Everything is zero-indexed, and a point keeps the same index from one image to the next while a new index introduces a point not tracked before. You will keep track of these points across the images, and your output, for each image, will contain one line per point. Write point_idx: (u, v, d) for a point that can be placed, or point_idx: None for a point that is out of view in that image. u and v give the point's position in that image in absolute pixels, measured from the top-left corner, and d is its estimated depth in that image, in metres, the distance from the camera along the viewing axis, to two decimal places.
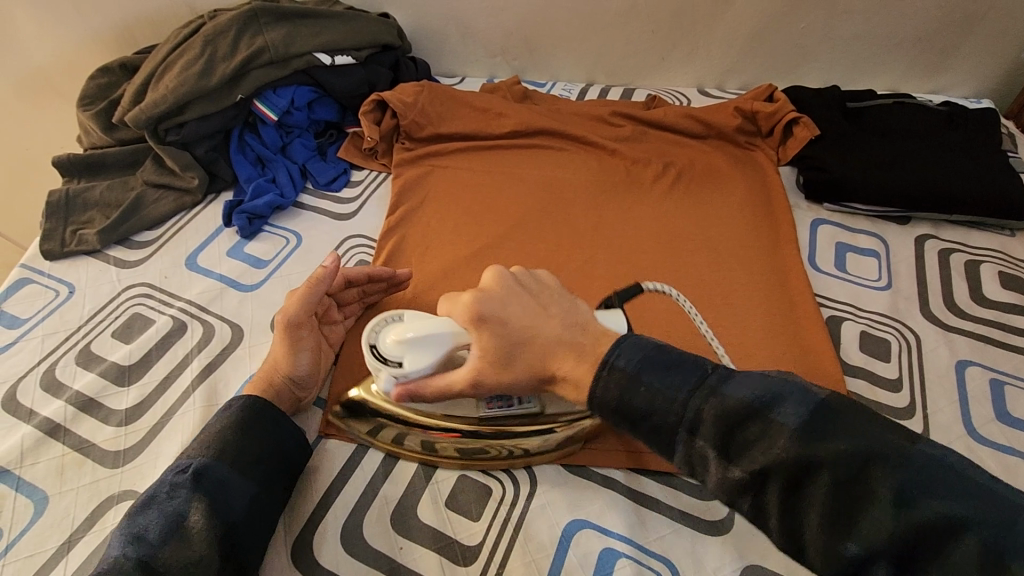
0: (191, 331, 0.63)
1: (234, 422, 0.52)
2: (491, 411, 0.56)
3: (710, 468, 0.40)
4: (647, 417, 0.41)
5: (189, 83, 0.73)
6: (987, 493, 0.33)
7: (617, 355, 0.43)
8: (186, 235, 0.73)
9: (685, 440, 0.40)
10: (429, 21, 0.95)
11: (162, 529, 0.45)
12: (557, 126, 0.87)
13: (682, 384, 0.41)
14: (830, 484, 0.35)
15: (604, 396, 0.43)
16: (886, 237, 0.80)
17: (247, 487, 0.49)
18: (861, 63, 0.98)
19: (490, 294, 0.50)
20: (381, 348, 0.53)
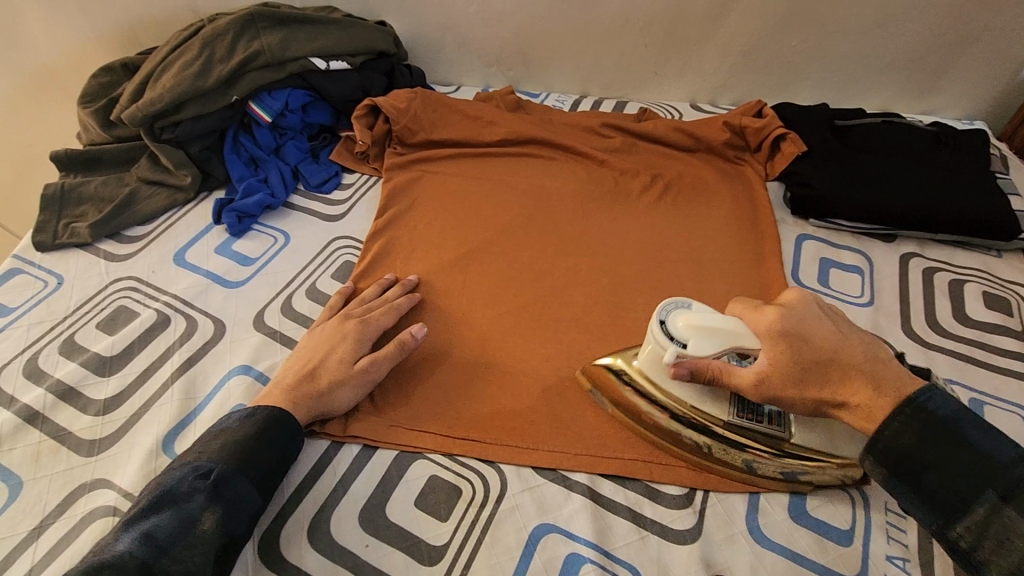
0: (174, 325, 0.64)
1: (256, 433, 0.52)
2: (739, 419, 0.55)
3: (1008, 542, 0.41)
4: (964, 485, 0.44)
5: (186, 84, 0.75)
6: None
7: (927, 401, 0.46)
8: (177, 231, 0.74)
9: (985, 502, 0.43)
10: (426, 31, 0.97)
11: (174, 529, 0.45)
12: (547, 136, 0.88)
13: (995, 452, 0.43)
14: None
15: (891, 443, 0.46)
16: (870, 254, 0.81)
17: (255, 501, 0.49)
18: (853, 82, 0.99)
19: (794, 311, 0.51)
20: (670, 326, 0.53)
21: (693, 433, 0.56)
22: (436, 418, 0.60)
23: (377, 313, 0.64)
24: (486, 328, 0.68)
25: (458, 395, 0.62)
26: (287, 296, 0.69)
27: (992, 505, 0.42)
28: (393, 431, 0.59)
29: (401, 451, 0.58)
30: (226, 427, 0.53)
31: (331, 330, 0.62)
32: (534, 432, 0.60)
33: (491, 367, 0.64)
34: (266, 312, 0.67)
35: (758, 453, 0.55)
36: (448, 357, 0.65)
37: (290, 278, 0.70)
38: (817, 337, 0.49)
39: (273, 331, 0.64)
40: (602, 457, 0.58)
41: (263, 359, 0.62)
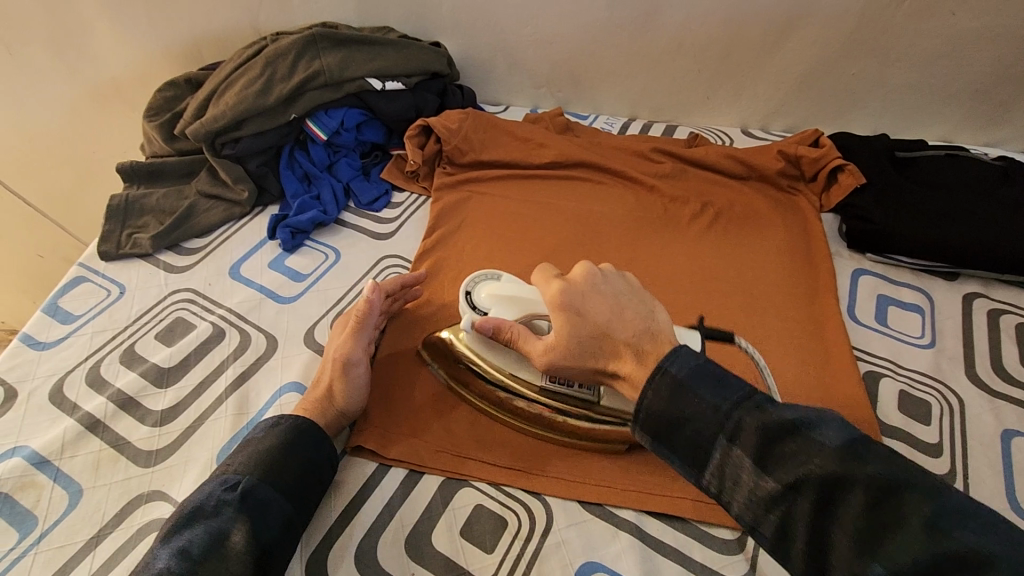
0: (228, 339, 0.66)
1: (281, 444, 0.52)
2: (552, 386, 0.58)
3: (745, 482, 0.42)
4: (704, 435, 0.44)
5: (248, 101, 0.77)
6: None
7: (670, 362, 0.46)
8: (232, 244, 0.76)
9: (723, 450, 0.43)
10: (479, 51, 0.97)
11: (206, 543, 0.45)
12: (597, 160, 0.87)
13: (728, 396, 0.44)
14: (855, 508, 0.37)
15: (651, 403, 0.46)
16: (931, 293, 0.78)
17: (285, 509, 0.49)
18: (912, 112, 0.96)
19: (574, 287, 0.52)
20: (473, 296, 0.59)
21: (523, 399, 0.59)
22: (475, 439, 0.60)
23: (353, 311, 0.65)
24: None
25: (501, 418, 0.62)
26: (336, 314, 0.69)
27: (726, 450, 0.43)
28: (439, 456, 0.58)
29: (447, 478, 0.57)
30: (249, 442, 0.53)
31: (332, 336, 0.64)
32: (577, 462, 0.58)
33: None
34: (316, 329, 0.67)
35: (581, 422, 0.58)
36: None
37: (339, 295, 0.71)
38: (591, 310, 0.51)
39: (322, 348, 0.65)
40: (652, 494, 0.56)
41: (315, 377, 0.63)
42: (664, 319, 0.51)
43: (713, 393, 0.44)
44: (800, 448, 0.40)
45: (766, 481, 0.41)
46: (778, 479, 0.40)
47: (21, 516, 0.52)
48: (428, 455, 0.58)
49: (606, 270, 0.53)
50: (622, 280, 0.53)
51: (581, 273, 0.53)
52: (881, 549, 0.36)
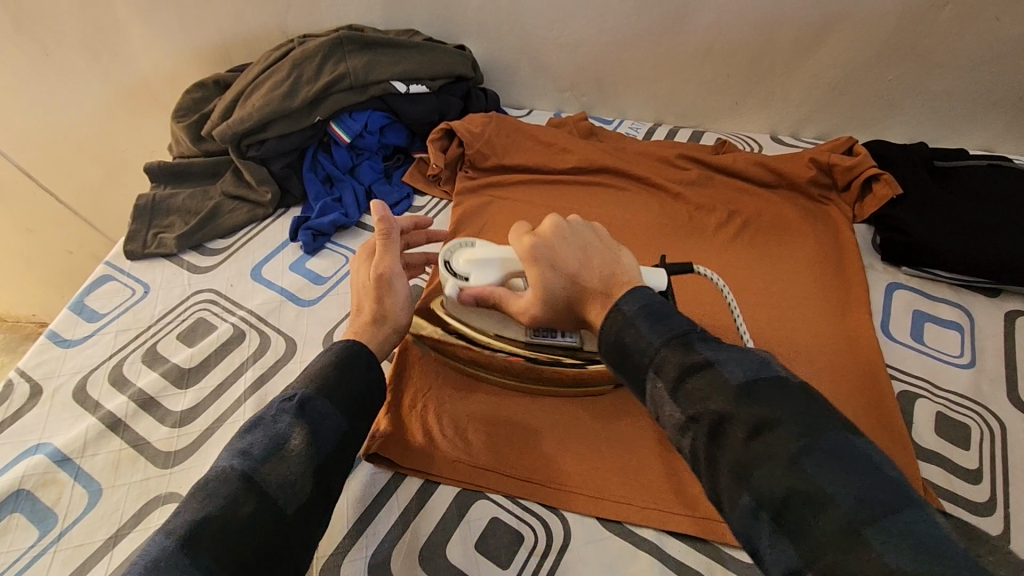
0: (249, 340, 0.66)
1: (334, 361, 0.51)
2: (539, 337, 0.60)
3: (665, 411, 0.42)
4: (638, 364, 0.45)
5: (274, 104, 0.77)
6: (896, 487, 0.34)
7: (624, 302, 0.48)
8: (255, 245, 0.76)
9: (650, 379, 0.44)
10: (504, 55, 0.96)
11: (266, 446, 0.44)
12: (622, 166, 0.86)
13: (664, 330, 0.45)
14: (741, 438, 0.38)
15: (605, 332, 0.48)
16: (971, 309, 0.74)
17: (341, 423, 0.48)
18: (951, 120, 0.93)
19: (544, 241, 0.55)
20: (452, 264, 0.61)
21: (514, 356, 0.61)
22: (496, 444, 0.59)
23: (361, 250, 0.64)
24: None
25: (522, 426, 0.61)
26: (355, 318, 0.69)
27: (653, 379, 0.44)
28: (454, 466, 0.57)
29: (463, 490, 0.57)
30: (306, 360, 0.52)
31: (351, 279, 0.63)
32: (598, 474, 0.57)
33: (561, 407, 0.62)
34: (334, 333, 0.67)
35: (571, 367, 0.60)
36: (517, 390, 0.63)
37: None
38: (561, 260, 0.53)
39: None
40: (672, 512, 0.55)
41: None
42: (629, 263, 0.53)
43: (648, 322, 0.46)
44: (711, 380, 0.40)
45: (679, 412, 0.41)
46: (686, 408, 0.41)
47: (42, 513, 0.52)
48: (443, 462, 0.57)
49: (571, 222, 0.56)
50: (587, 228, 0.56)
51: (550, 228, 0.55)
52: (755, 477, 0.36)
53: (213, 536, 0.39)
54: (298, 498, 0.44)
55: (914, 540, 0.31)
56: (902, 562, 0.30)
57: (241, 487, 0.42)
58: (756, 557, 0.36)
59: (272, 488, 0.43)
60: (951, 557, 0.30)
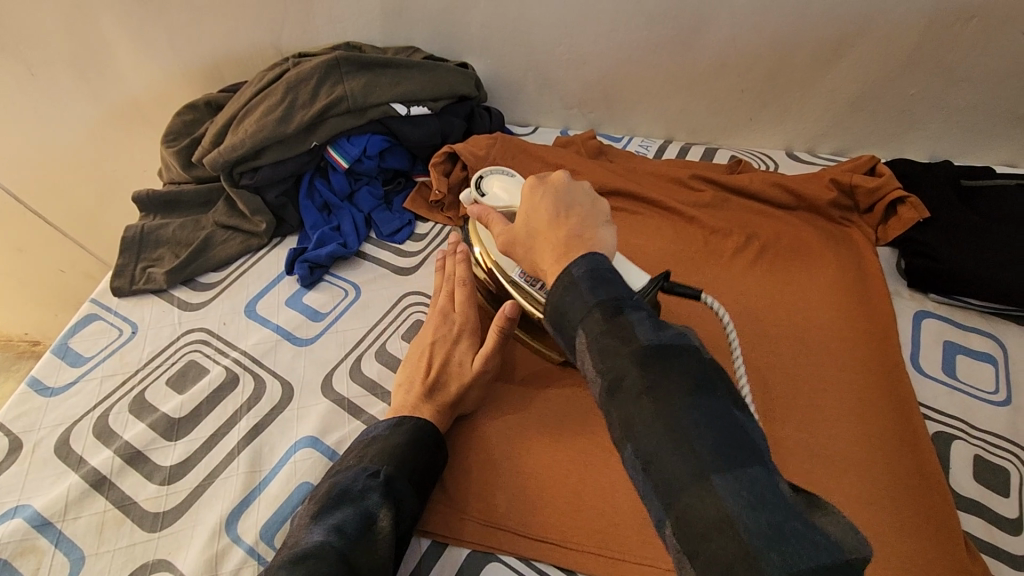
0: (242, 385, 0.62)
1: (407, 442, 0.53)
2: (520, 280, 0.59)
3: (586, 366, 0.42)
4: (566, 322, 0.44)
5: (268, 129, 0.73)
6: (752, 447, 0.35)
7: (575, 264, 0.45)
8: (249, 279, 0.73)
9: (576, 335, 0.43)
10: (507, 71, 0.92)
11: (356, 523, 0.46)
12: (632, 188, 0.82)
13: (602, 295, 0.43)
14: (634, 394, 0.38)
15: (550, 295, 0.46)
16: (1004, 340, 0.70)
17: (415, 505, 0.51)
18: (976, 135, 0.89)
19: (540, 186, 0.53)
20: (484, 181, 0.67)
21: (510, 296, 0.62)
22: (522, 507, 0.55)
23: (461, 299, 0.66)
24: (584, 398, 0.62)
25: (547, 480, 0.56)
26: (355, 359, 0.66)
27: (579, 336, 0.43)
28: (463, 524, 0.54)
29: (474, 550, 0.53)
30: (375, 437, 0.54)
31: (440, 333, 0.63)
32: (623, 536, 0.53)
33: (586, 455, 0.58)
34: (334, 377, 0.64)
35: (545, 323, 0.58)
36: (541, 438, 0.59)
37: (359, 337, 0.67)
38: (539, 208, 0.51)
39: (342, 400, 0.62)
40: None
41: (333, 431, 0.59)
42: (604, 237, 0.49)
43: (590, 283, 0.44)
44: (625, 343, 0.40)
45: (596, 370, 0.41)
46: (597, 363, 0.41)
47: None
48: (451, 519, 0.54)
49: (574, 183, 0.52)
50: (590, 196, 0.51)
51: (550, 181, 0.53)
52: (636, 427, 0.37)
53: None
54: None
55: (753, 490, 0.32)
56: (739, 508, 0.32)
57: (338, 561, 0.43)
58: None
59: (365, 567, 0.44)
60: (777, 511, 0.32)
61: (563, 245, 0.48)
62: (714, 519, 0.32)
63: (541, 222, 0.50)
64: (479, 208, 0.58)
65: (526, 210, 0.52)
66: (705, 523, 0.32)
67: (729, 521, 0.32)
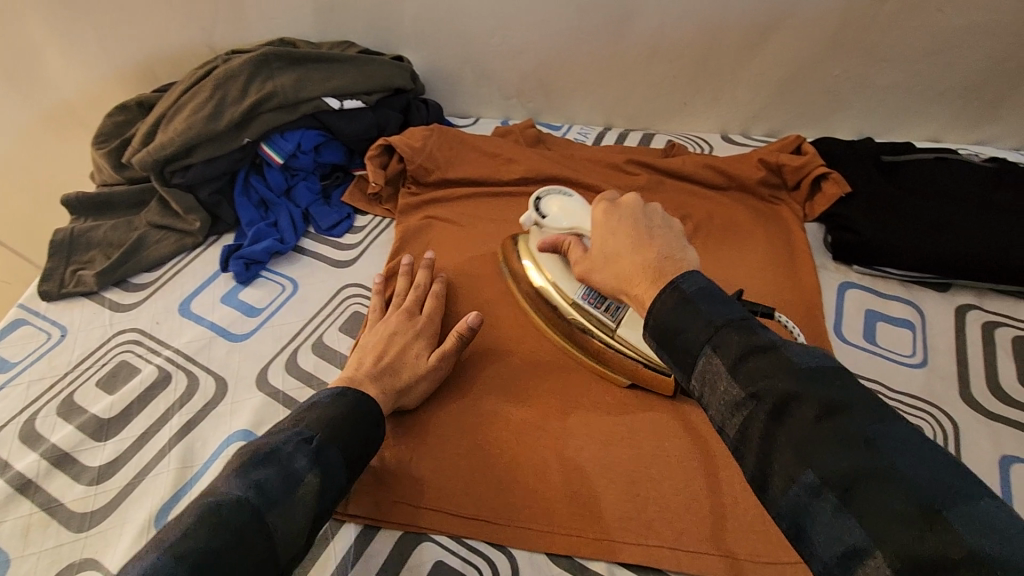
0: (175, 383, 0.62)
1: (349, 414, 0.51)
2: (585, 301, 0.62)
3: (722, 390, 0.39)
4: (692, 341, 0.41)
5: (197, 127, 0.73)
6: (961, 473, 0.31)
7: (685, 280, 0.44)
8: (183, 278, 0.72)
9: (705, 355, 0.40)
10: (444, 63, 0.93)
11: (278, 484, 0.44)
12: (569, 174, 0.83)
13: (727, 315, 0.41)
14: (809, 420, 0.34)
15: (658, 314, 0.44)
16: (922, 306, 0.74)
17: (344, 476, 0.49)
18: (898, 112, 0.92)
19: (617, 210, 0.55)
20: (542, 202, 0.65)
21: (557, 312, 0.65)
22: (500, 508, 0.55)
23: (428, 306, 0.67)
24: (542, 374, 0.64)
25: (522, 479, 0.56)
26: (290, 353, 0.66)
27: (710, 355, 0.40)
28: (395, 507, 0.55)
29: (406, 532, 0.54)
30: (316, 403, 0.52)
31: (401, 328, 0.63)
32: (561, 510, 0.54)
33: (555, 445, 0.59)
34: (269, 370, 0.64)
35: (596, 345, 0.62)
36: (506, 431, 0.60)
37: (295, 331, 0.68)
38: (620, 232, 0.53)
39: (276, 392, 0.62)
40: (633, 543, 0.53)
41: (266, 424, 0.59)
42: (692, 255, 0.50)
43: (710, 301, 0.42)
44: (774, 361, 0.37)
45: (742, 393, 0.37)
46: (747, 386, 0.37)
47: None
48: (383, 502, 0.55)
49: (647, 210, 0.55)
50: (665, 221, 0.54)
51: (622, 203, 0.56)
52: (819, 451, 0.33)
53: (226, 564, 0.39)
54: (292, 546, 0.43)
55: (997, 527, 0.28)
56: (979, 538, 0.27)
57: (254, 521, 0.42)
58: (801, 537, 0.34)
59: (278, 531, 0.43)
60: None
61: (654, 269, 0.48)
62: (952, 554, 0.27)
63: (622, 246, 0.52)
64: (552, 238, 0.62)
65: (602, 232, 0.55)
66: (928, 551, 0.28)
67: (974, 552, 0.27)
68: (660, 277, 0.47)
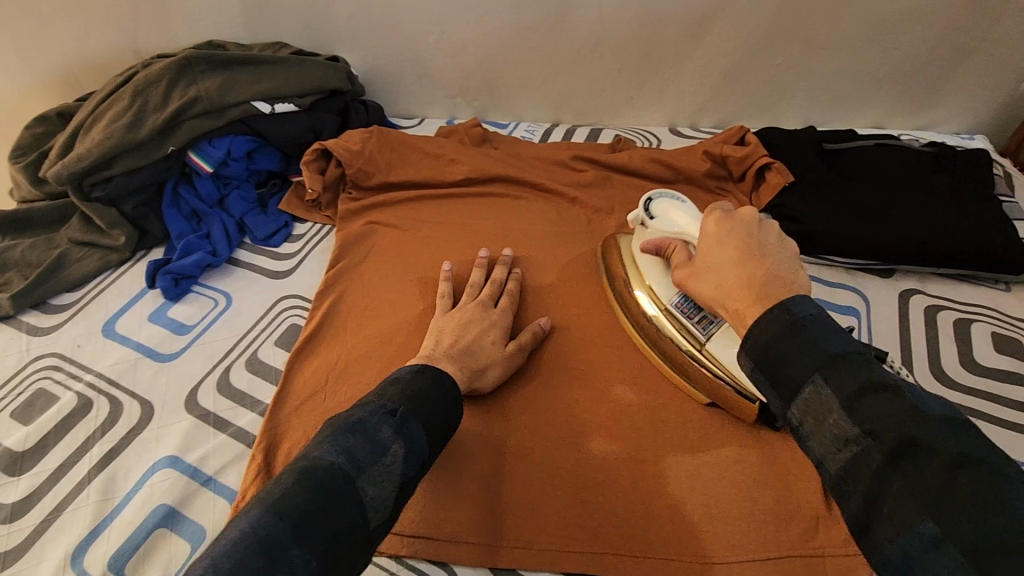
0: (96, 409, 0.59)
1: (426, 389, 0.49)
2: (677, 311, 0.61)
3: (829, 425, 0.37)
4: (800, 371, 0.38)
5: (117, 136, 0.70)
6: None
7: (797, 304, 0.41)
8: (108, 297, 0.69)
9: (813, 383, 0.38)
10: (384, 63, 0.91)
11: (366, 454, 0.43)
12: (513, 173, 0.81)
13: (839, 346, 0.38)
14: (939, 467, 0.32)
15: (760, 336, 0.41)
16: (867, 293, 0.74)
17: (427, 446, 0.47)
18: (842, 99, 0.93)
19: (731, 221, 0.50)
20: (652, 205, 0.65)
21: (646, 312, 0.64)
22: (565, 512, 0.55)
23: (503, 301, 0.66)
24: (597, 356, 0.66)
25: (581, 481, 0.56)
26: (222, 371, 0.63)
27: (819, 387, 0.38)
28: None
29: None
30: (395, 379, 0.50)
31: (476, 315, 0.63)
32: (573, 534, 0.53)
33: (605, 442, 0.59)
34: (199, 390, 0.61)
35: (674, 351, 0.61)
36: (559, 427, 0.60)
37: (228, 347, 0.65)
38: (728, 244, 0.48)
39: (206, 414, 0.59)
40: (647, 559, 0.52)
41: (194, 449, 0.56)
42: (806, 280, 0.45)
43: (828, 329, 0.39)
44: (898, 404, 0.35)
45: (859, 435, 0.35)
46: (862, 423, 0.35)
47: None
48: None
49: (767, 223, 0.49)
50: (780, 239, 0.48)
51: (738, 215, 0.50)
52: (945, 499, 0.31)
53: (315, 536, 0.37)
54: (382, 512, 0.42)
55: None
56: None
57: (344, 487, 0.40)
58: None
59: (369, 498, 0.41)
60: None
61: (761, 287, 0.44)
62: None
63: (728, 261, 0.47)
64: (657, 242, 0.61)
65: (709, 242, 0.50)
66: None
67: None
68: (764, 297, 0.43)
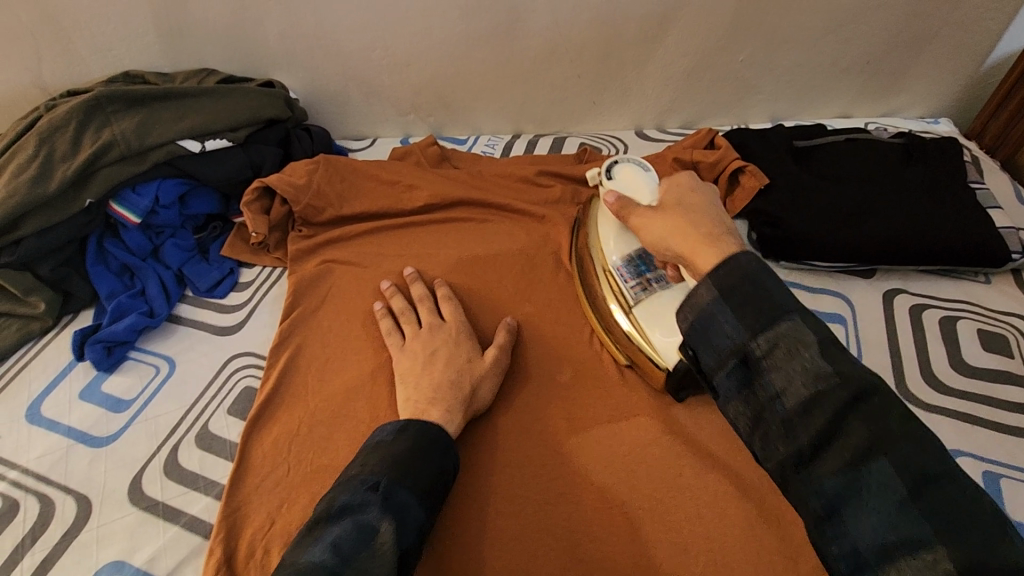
0: (23, 511, 0.52)
1: (411, 450, 0.46)
2: (616, 270, 0.62)
3: (794, 360, 0.37)
4: (775, 304, 0.38)
5: (22, 192, 0.62)
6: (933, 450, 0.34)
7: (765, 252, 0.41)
8: (31, 375, 0.62)
9: (791, 321, 0.37)
10: (326, 83, 0.84)
11: (352, 543, 0.40)
12: (475, 195, 0.76)
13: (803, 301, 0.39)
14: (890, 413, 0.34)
15: (734, 267, 0.40)
16: (852, 297, 0.72)
17: (423, 516, 0.43)
18: (808, 92, 0.90)
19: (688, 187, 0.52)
20: (614, 166, 0.62)
21: (592, 267, 0.65)
22: None
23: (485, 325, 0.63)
24: (578, 394, 0.61)
25: (576, 538, 0.52)
26: (168, 451, 0.56)
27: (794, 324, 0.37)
28: None
29: None
30: (377, 444, 0.47)
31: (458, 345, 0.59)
32: None
33: (600, 489, 0.55)
34: (143, 477, 0.54)
35: (607, 307, 0.62)
36: (551, 478, 0.55)
37: (174, 422, 0.58)
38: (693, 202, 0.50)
39: (154, 505, 0.52)
40: None
41: (142, 548, 0.50)
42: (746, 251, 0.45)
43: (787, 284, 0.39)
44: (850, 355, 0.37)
45: (821, 373, 0.36)
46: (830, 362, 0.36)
47: None
48: None
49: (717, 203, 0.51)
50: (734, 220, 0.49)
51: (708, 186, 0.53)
52: (890, 437, 0.34)
53: None
54: None
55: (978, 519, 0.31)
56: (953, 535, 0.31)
57: None
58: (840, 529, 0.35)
59: None
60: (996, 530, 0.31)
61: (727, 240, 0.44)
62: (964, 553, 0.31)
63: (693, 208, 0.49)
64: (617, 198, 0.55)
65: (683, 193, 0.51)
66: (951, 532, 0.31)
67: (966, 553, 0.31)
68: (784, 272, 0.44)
